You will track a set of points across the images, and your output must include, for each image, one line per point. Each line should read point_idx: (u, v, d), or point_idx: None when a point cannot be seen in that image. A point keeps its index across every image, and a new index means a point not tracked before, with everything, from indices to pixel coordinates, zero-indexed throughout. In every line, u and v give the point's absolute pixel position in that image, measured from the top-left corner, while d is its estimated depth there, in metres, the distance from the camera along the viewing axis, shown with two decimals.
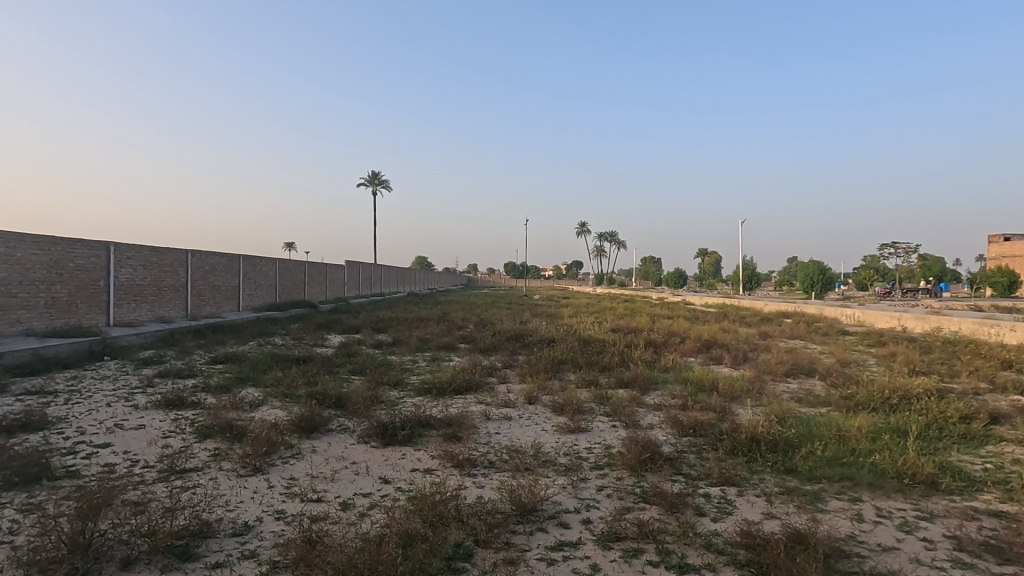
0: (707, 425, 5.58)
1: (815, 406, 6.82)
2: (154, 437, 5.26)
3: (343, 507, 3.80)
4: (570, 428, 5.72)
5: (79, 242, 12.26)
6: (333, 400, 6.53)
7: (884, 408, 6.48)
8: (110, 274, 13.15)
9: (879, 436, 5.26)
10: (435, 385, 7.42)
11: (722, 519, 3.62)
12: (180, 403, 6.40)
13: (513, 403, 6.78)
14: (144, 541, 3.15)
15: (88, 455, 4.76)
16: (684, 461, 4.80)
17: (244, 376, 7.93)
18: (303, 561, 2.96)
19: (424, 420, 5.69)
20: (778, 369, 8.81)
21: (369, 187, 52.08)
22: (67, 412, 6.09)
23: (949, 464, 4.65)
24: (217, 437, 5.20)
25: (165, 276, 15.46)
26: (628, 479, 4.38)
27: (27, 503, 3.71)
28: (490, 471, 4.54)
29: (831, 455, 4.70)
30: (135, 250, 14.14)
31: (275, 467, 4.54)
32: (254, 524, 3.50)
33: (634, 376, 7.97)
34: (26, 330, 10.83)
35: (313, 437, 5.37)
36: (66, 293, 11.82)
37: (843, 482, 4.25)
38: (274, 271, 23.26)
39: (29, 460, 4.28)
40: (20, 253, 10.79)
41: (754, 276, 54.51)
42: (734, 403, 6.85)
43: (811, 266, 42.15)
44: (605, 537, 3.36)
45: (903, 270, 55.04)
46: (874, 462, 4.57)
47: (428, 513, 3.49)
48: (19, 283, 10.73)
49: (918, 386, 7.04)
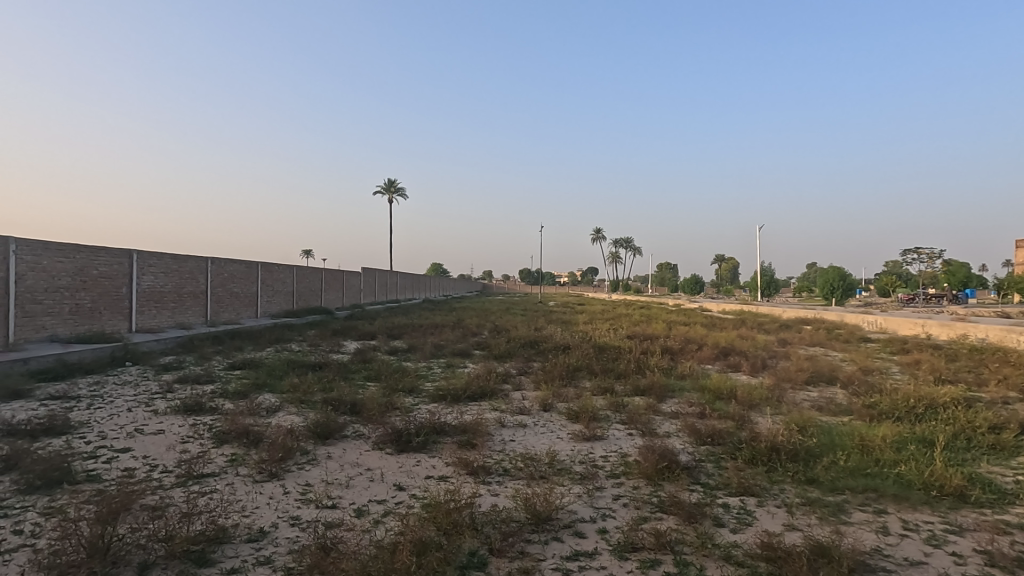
0: (726, 434, 5.49)
1: (837, 415, 6.69)
2: (172, 441, 5.33)
3: (357, 514, 3.80)
4: (585, 435, 5.66)
5: (101, 251, 12.52)
6: (349, 406, 6.57)
7: (908, 417, 6.31)
8: (132, 281, 13.41)
9: (905, 446, 5.13)
10: (449, 392, 7.41)
11: (742, 531, 3.54)
12: (198, 408, 6.48)
13: (528, 411, 6.74)
14: (161, 545, 3.16)
15: (109, 458, 4.83)
16: (702, 470, 4.72)
17: (261, 381, 8.06)
18: (318, 567, 2.95)
19: (438, 427, 5.68)
20: (798, 377, 8.62)
21: (387, 196, 52.72)
22: (89, 416, 6.21)
23: (979, 475, 4.50)
24: (234, 442, 5.25)
25: (186, 283, 15.73)
26: (644, 488, 4.32)
27: (49, 506, 3.78)
28: (505, 478, 4.51)
29: (853, 465, 4.60)
30: (156, 258, 14.42)
31: (291, 473, 4.57)
32: (270, 531, 3.51)
33: (650, 384, 7.86)
34: (51, 335, 11.05)
35: (329, 443, 5.40)
36: (89, 300, 12.06)
37: (867, 493, 4.14)
38: (291, 279, 23.50)
39: (51, 464, 4.35)
40: (45, 261, 11.03)
41: (773, 282, 53.65)
42: (754, 412, 6.72)
43: (832, 270, 41.28)
44: (622, 548, 3.31)
45: (928, 275, 53.91)
46: (900, 473, 4.44)
47: (442, 520, 3.46)
48: (44, 290, 10.96)
49: (945, 394, 6.85)
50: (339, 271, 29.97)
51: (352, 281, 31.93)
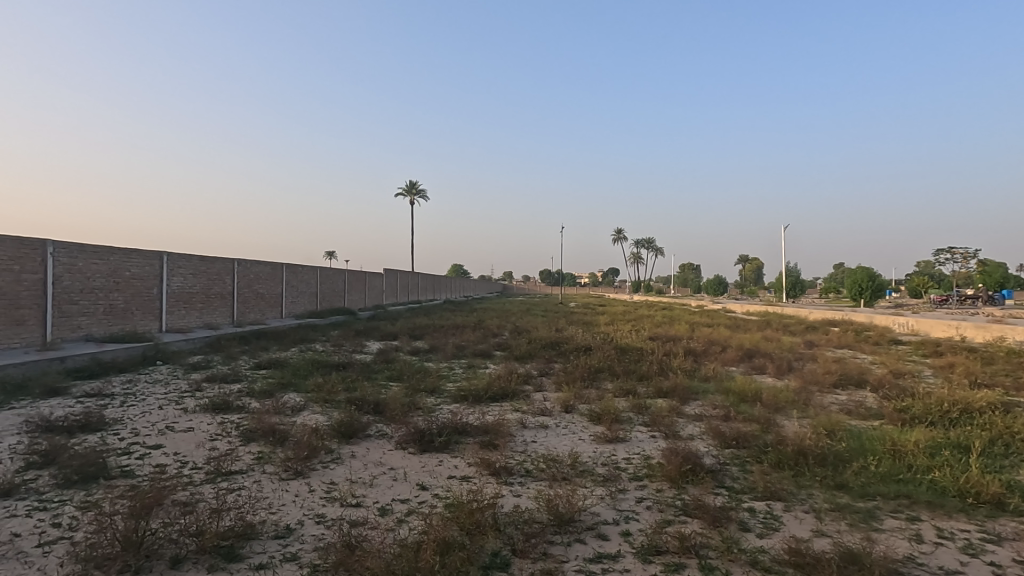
0: (751, 437, 5.40)
1: (867, 419, 6.53)
2: (201, 439, 5.45)
3: (381, 512, 3.83)
4: (607, 437, 5.63)
5: (134, 253, 12.89)
6: (372, 405, 6.64)
7: (942, 422, 6.12)
8: (162, 282, 13.78)
9: (939, 452, 4.98)
10: (471, 393, 7.44)
11: (769, 536, 3.48)
12: (225, 406, 6.63)
13: (549, 412, 6.73)
14: (192, 540, 3.24)
15: (141, 455, 4.97)
16: (726, 473, 4.65)
17: (287, 381, 8.21)
18: (343, 565, 2.99)
19: (460, 427, 5.70)
20: (825, 380, 8.43)
21: (408, 198, 53.19)
22: (123, 414, 6.39)
23: (1019, 483, 4.34)
24: (260, 440, 5.35)
25: (214, 284, 16.09)
26: (668, 491, 4.27)
27: (85, 500, 3.91)
28: (527, 479, 4.51)
29: (885, 470, 4.48)
30: (186, 259, 14.79)
31: (316, 471, 4.64)
32: (296, 528, 3.57)
33: (673, 386, 7.78)
34: (86, 335, 11.42)
35: (352, 442, 5.47)
36: (122, 300, 12.41)
37: (899, 500, 4.03)
38: (315, 280, 23.85)
39: (87, 459, 4.49)
40: (81, 263, 11.39)
41: (798, 283, 52.63)
42: (780, 415, 6.59)
43: (860, 270, 40.33)
44: (646, 551, 3.28)
45: (961, 275, 52.26)
46: (934, 480, 4.32)
47: (465, 520, 3.48)
48: (80, 291, 11.33)
49: (981, 399, 6.63)
50: (362, 272, 30.34)
51: (375, 283, 32.29)
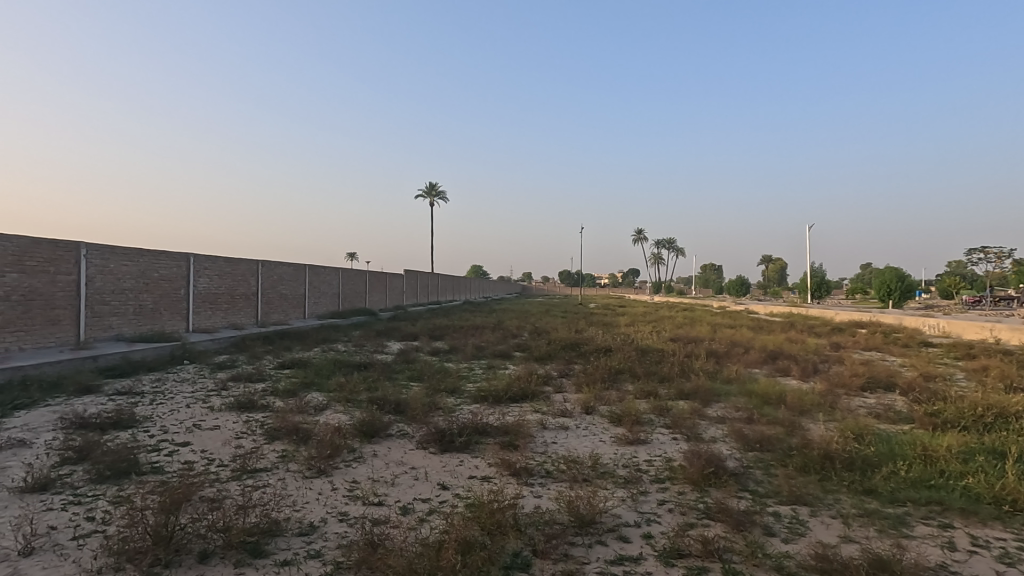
0: (775, 440, 5.31)
1: (896, 423, 6.37)
2: (227, 437, 5.57)
3: (403, 511, 3.86)
4: (628, 439, 5.59)
5: (162, 255, 13.21)
6: (393, 405, 6.70)
7: (975, 426, 5.94)
8: (189, 283, 14.10)
9: (972, 457, 4.83)
10: (491, 394, 7.45)
11: (794, 541, 3.42)
12: (251, 405, 6.76)
13: (570, 413, 6.70)
14: (219, 536, 3.31)
15: (170, 452, 5.09)
16: (750, 476, 4.58)
17: (310, 380, 8.32)
18: (365, 563, 3.02)
19: (481, 428, 5.72)
20: (852, 383, 8.25)
21: (429, 200, 53.56)
22: (152, 411, 6.55)
23: None
24: (284, 438, 5.44)
25: (238, 285, 16.41)
26: (690, 494, 4.23)
27: (118, 495, 4.02)
28: (547, 480, 4.50)
29: (916, 476, 4.36)
30: (212, 261, 15.11)
31: (339, 470, 4.70)
32: (319, 525, 3.62)
33: (695, 388, 7.69)
34: (117, 334, 11.74)
35: (374, 441, 5.53)
36: (151, 301, 12.73)
37: (930, 506, 3.92)
38: (337, 281, 24.16)
39: (119, 455, 4.61)
40: (112, 264, 11.71)
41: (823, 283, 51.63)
42: (805, 418, 6.47)
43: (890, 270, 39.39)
44: (668, 554, 3.24)
45: (995, 275, 50.67)
46: (967, 486, 4.19)
47: (486, 520, 3.48)
48: (111, 292, 11.65)
49: (1017, 403, 6.41)
50: (383, 274, 30.65)
51: (395, 284, 32.58)
